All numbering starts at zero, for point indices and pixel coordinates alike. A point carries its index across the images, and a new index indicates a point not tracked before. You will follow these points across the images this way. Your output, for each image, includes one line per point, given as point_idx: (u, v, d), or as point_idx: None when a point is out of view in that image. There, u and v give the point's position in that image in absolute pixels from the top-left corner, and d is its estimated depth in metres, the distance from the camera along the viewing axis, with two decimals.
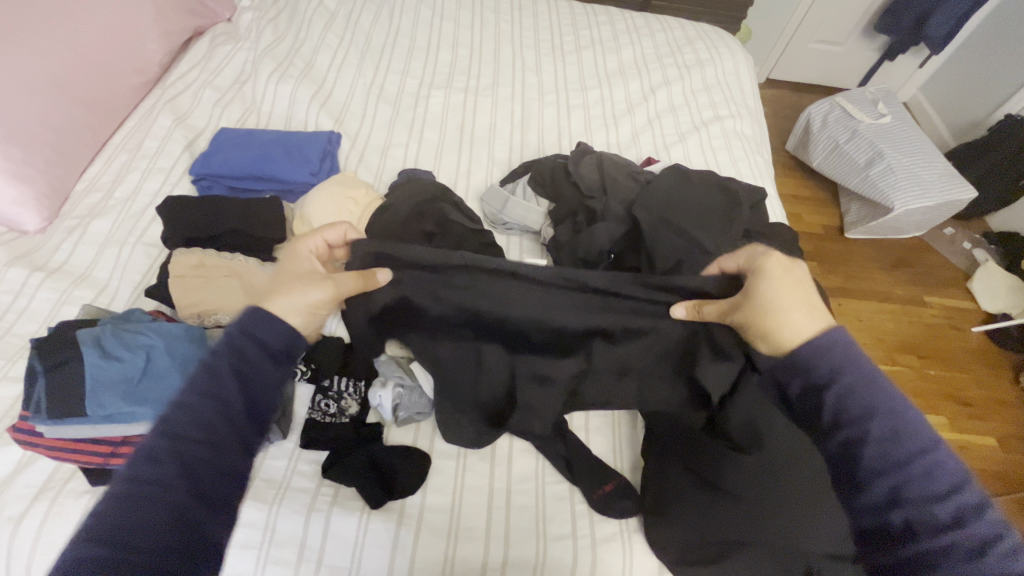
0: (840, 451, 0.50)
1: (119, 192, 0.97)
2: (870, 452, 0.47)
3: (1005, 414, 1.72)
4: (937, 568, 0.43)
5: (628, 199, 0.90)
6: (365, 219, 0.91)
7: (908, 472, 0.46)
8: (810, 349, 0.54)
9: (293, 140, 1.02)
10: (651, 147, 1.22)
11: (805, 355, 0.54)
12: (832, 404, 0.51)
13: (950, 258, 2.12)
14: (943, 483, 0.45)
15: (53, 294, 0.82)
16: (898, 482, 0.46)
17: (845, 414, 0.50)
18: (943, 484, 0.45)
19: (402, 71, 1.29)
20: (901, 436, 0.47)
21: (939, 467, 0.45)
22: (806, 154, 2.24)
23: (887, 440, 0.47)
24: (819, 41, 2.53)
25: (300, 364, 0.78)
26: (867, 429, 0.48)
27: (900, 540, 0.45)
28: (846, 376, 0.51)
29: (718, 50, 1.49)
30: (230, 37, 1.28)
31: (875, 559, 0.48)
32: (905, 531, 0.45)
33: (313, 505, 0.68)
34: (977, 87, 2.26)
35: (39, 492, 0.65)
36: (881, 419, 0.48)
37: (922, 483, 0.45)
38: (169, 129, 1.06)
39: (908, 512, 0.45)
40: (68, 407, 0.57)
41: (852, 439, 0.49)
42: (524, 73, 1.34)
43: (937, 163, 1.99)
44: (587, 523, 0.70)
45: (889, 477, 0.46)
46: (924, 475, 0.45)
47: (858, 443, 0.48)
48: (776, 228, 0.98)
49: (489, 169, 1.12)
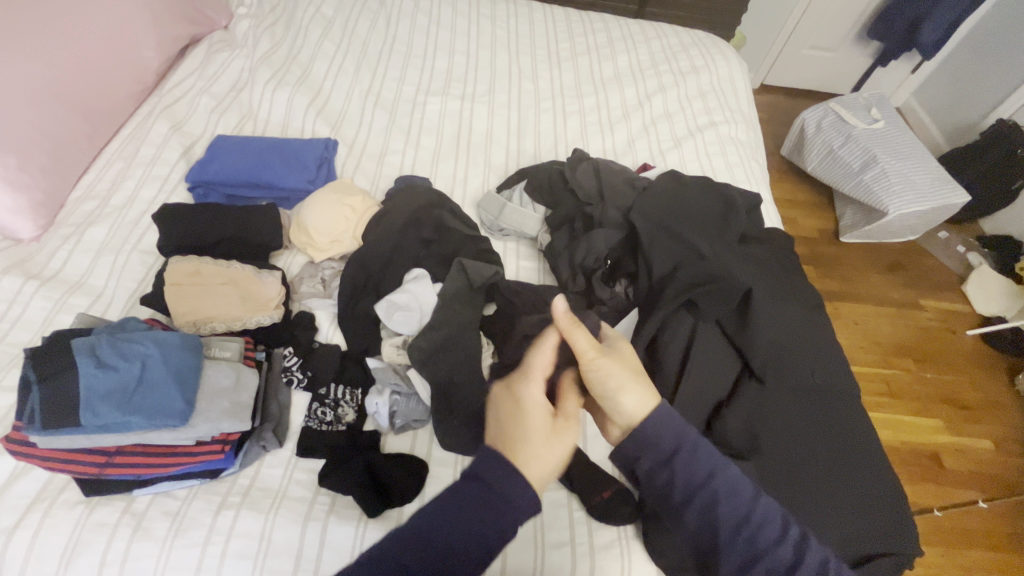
0: (698, 514, 0.54)
1: (115, 199, 0.97)
2: (724, 510, 0.53)
3: (1001, 416, 1.72)
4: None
5: (625, 206, 0.90)
6: (363, 225, 0.91)
7: (751, 526, 0.52)
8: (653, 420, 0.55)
9: (290, 147, 1.02)
10: (647, 153, 1.22)
11: (649, 430, 0.55)
12: (679, 478, 0.54)
13: (945, 261, 2.14)
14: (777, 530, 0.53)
15: (48, 302, 0.82)
16: (745, 544, 0.52)
17: (685, 478, 0.54)
18: (776, 527, 0.53)
19: (399, 78, 1.29)
20: (738, 490, 0.54)
21: (775, 516, 0.53)
22: (801, 159, 2.26)
23: (731, 501, 0.53)
24: (812, 47, 2.56)
25: (297, 372, 0.78)
26: (715, 489, 0.53)
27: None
28: (675, 441, 0.55)
29: (713, 56, 1.50)
30: (227, 45, 1.28)
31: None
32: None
33: (310, 514, 0.67)
34: (969, 92, 2.29)
35: (33, 502, 0.65)
36: (720, 482, 0.54)
37: (762, 535, 0.52)
38: (165, 136, 1.06)
39: (762, 569, 0.51)
40: (63, 417, 0.57)
41: (703, 508, 0.53)
42: (520, 80, 1.35)
43: (930, 167, 2.00)
44: (586, 530, 0.70)
45: (741, 532, 0.52)
46: (765, 524, 0.53)
47: (712, 502, 0.53)
48: (772, 233, 0.99)
49: (486, 175, 1.13)
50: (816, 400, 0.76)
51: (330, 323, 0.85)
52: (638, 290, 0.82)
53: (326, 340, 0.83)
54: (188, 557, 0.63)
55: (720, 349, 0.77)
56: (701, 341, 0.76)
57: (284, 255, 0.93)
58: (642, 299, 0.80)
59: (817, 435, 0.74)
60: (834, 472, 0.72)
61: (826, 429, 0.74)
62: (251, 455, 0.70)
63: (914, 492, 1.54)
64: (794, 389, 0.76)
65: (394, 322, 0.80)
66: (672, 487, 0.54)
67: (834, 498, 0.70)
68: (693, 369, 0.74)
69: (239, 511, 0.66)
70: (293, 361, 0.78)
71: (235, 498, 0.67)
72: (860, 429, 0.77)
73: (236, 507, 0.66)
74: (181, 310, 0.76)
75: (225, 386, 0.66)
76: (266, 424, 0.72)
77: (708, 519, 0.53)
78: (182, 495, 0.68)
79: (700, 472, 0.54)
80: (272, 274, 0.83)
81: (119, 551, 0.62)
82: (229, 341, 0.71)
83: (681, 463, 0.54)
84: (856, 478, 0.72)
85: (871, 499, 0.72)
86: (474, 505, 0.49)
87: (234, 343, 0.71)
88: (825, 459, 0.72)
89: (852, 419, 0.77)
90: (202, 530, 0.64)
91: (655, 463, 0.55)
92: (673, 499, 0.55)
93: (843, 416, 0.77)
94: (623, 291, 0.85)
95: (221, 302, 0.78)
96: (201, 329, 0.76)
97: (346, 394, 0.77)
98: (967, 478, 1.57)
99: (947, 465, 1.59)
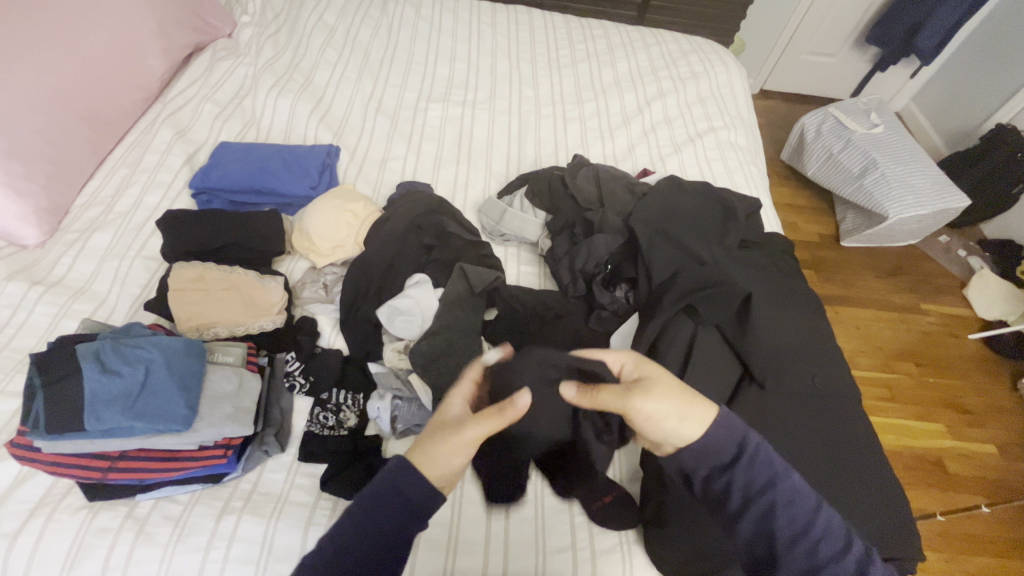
0: (754, 524, 0.52)
1: (120, 206, 0.97)
2: (781, 520, 0.51)
3: (1004, 420, 1.72)
4: None
5: (625, 211, 0.90)
6: (365, 232, 0.92)
7: (810, 539, 0.51)
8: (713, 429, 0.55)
9: (292, 153, 1.03)
10: (647, 158, 1.23)
11: (709, 443, 0.54)
12: (738, 485, 0.53)
13: (946, 265, 2.14)
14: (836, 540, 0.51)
15: (52, 308, 0.82)
16: (806, 555, 0.50)
17: (747, 488, 0.53)
18: (838, 540, 0.51)
19: (400, 85, 1.30)
20: (797, 500, 0.52)
21: (835, 530, 0.51)
22: (801, 164, 2.27)
23: (790, 512, 0.51)
24: (811, 52, 2.57)
25: (298, 377, 0.77)
26: (774, 498, 0.52)
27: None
28: (734, 448, 0.54)
29: (712, 62, 1.51)
30: (231, 53, 1.30)
31: None
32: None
33: (311, 519, 0.67)
34: (968, 97, 2.30)
35: (36, 507, 0.65)
36: (780, 491, 0.52)
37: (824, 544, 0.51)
38: (169, 143, 1.07)
39: None
40: (67, 422, 0.57)
41: (762, 514, 0.52)
42: (521, 86, 1.36)
43: (929, 172, 2.01)
44: (587, 535, 0.70)
45: (798, 542, 0.51)
46: (823, 536, 0.51)
47: (768, 513, 0.52)
48: (771, 238, 0.99)
49: (487, 181, 1.13)
50: (818, 404, 0.77)
51: (333, 328, 0.85)
52: (639, 294, 0.82)
53: (329, 345, 0.84)
54: (190, 562, 0.63)
55: (720, 354, 0.77)
56: (703, 345, 0.76)
57: (286, 260, 0.94)
58: (642, 304, 0.81)
59: (819, 439, 0.74)
60: (837, 476, 0.72)
61: (827, 433, 0.75)
62: (253, 459, 0.71)
63: (917, 497, 1.53)
64: (796, 393, 0.76)
65: (395, 327, 0.81)
66: (730, 493, 0.53)
67: (835, 502, 0.70)
68: (695, 372, 0.73)
69: (241, 516, 0.66)
70: (295, 366, 0.78)
71: (237, 503, 0.68)
72: (862, 433, 0.77)
73: (238, 512, 0.66)
74: (183, 315, 0.77)
75: (228, 391, 0.66)
76: (268, 429, 0.73)
77: (767, 528, 0.52)
78: (185, 500, 0.68)
79: (763, 481, 0.53)
80: (275, 280, 0.84)
81: (121, 556, 0.62)
82: (232, 346, 0.72)
83: (740, 469, 0.53)
84: (858, 483, 0.72)
85: (873, 503, 0.72)
86: (375, 513, 0.50)
87: (237, 348, 0.72)
88: (828, 463, 0.72)
89: (854, 424, 0.77)
90: (204, 535, 0.64)
91: (714, 470, 0.54)
92: (729, 507, 0.54)
93: (845, 421, 0.77)
94: (623, 296, 0.86)
95: (223, 308, 0.78)
96: (204, 334, 0.76)
97: (348, 399, 0.77)
98: (970, 483, 1.57)
99: (950, 470, 1.59)
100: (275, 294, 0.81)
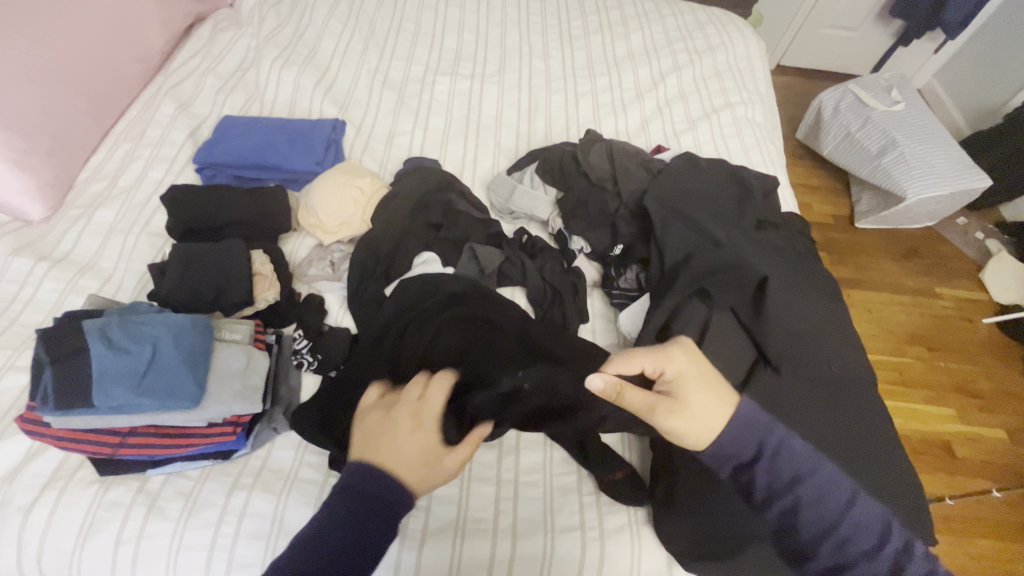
0: (775, 519, 0.53)
1: (123, 180, 0.96)
2: (800, 518, 0.52)
3: (1014, 405, 1.66)
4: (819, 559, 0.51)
5: (639, 190, 0.90)
6: (371, 209, 0.90)
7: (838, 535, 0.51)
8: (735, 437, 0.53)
9: (297, 128, 1.01)
10: (660, 135, 1.19)
11: (728, 440, 0.53)
12: (763, 476, 0.53)
13: (963, 248, 2.05)
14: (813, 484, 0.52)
15: (58, 284, 0.82)
16: (833, 552, 0.51)
17: (773, 488, 0.53)
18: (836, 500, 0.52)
19: (407, 57, 1.27)
20: (823, 500, 0.52)
21: (872, 526, 0.51)
22: (817, 142, 2.19)
23: (816, 511, 0.51)
24: (832, 26, 2.46)
25: (307, 355, 0.77)
26: (796, 498, 0.52)
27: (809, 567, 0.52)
28: (765, 451, 0.53)
29: (730, 34, 1.45)
30: (233, 23, 1.27)
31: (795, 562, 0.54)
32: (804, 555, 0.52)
33: (321, 496, 0.68)
34: (994, 72, 2.19)
35: (48, 482, 0.66)
36: (806, 490, 0.52)
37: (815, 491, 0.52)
38: (172, 117, 1.05)
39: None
40: (76, 399, 0.58)
41: (785, 511, 0.52)
42: (531, 60, 1.31)
43: (951, 150, 1.93)
44: (596, 514, 0.70)
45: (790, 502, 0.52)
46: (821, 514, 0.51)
47: (789, 510, 0.52)
48: (790, 218, 0.94)
49: (496, 157, 1.11)
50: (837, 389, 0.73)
51: (340, 307, 0.84)
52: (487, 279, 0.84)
53: (336, 324, 0.83)
54: (202, 537, 0.63)
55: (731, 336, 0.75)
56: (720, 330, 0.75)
57: (293, 238, 0.93)
58: (653, 285, 0.82)
59: (841, 421, 0.70)
60: None
61: (851, 418, 0.70)
62: (262, 437, 0.71)
63: (926, 481, 1.49)
64: (819, 376, 0.72)
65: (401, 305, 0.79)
66: (755, 485, 0.54)
67: None
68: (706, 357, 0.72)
69: (251, 492, 0.66)
70: (303, 344, 0.78)
71: (247, 479, 0.68)
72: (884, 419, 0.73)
73: (248, 488, 0.67)
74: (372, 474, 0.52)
75: (236, 368, 0.66)
76: (276, 408, 0.73)
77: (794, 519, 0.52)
78: (196, 475, 0.68)
79: (755, 428, 0.54)
80: (264, 256, 0.82)
81: (135, 529, 0.63)
82: (239, 323, 0.71)
83: (761, 466, 0.53)
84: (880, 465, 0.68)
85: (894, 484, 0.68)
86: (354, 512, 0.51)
87: (244, 326, 0.71)
88: None
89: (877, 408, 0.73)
90: (215, 510, 0.65)
91: (736, 466, 0.54)
92: (755, 497, 0.54)
93: (870, 407, 0.72)
94: (634, 277, 0.88)
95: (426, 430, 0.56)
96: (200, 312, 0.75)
97: None
98: (977, 468, 1.52)
99: (959, 454, 1.54)
100: (228, 287, 0.75)
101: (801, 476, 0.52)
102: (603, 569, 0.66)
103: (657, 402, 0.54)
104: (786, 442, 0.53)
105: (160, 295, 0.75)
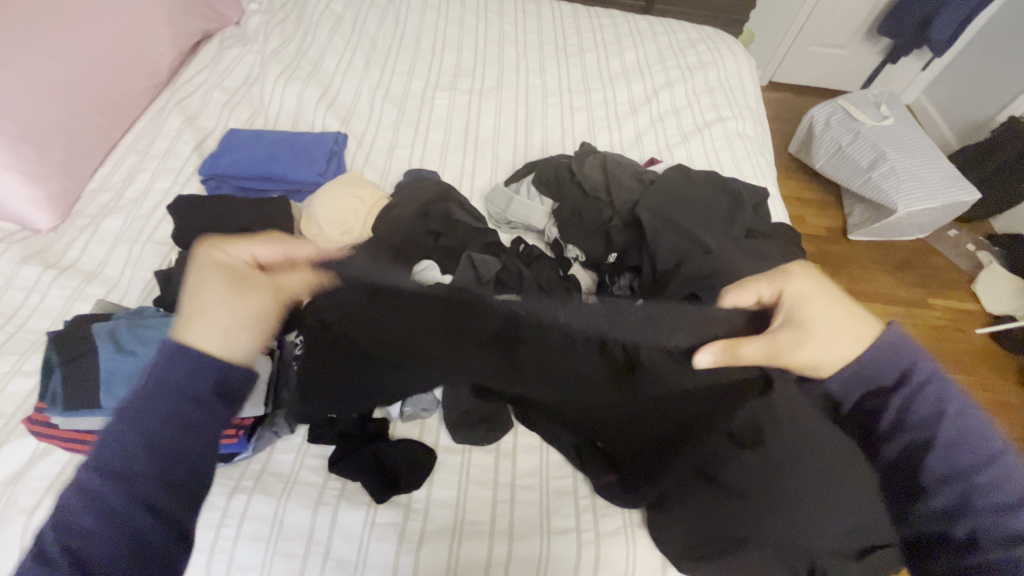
0: (900, 451, 0.55)
1: (131, 191, 0.99)
2: (932, 454, 0.52)
3: (1008, 415, 1.68)
4: (930, 499, 0.51)
5: (633, 200, 0.92)
6: (372, 219, 0.93)
7: (974, 481, 0.49)
8: (878, 356, 0.58)
9: (300, 141, 1.04)
10: (654, 148, 1.23)
11: (871, 363, 0.58)
12: (894, 406, 0.56)
13: (955, 260, 2.08)
14: (952, 427, 0.52)
15: (65, 291, 0.84)
16: (960, 493, 0.49)
17: (904, 419, 0.55)
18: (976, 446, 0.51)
19: (407, 74, 1.30)
20: (965, 443, 0.51)
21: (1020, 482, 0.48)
22: (809, 156, 2.24)
23: (952, 450, 0.51)
24: (822, 44, 2.53)
25: None
26: (928, 430, 0.53)
27: (928, 516, 0.52)
28: (913, 375, 0.56)
29: (721, 52, 1.50)
30: (239, 40, 1.31)
31: (912, 521, 0.54)
32: (923, 489, 0.52)
33: (321, 499, 0.69)
34: (981, 88, 2.25)
35: (51, 485, 0.66)
36: (947, 426, 0.52)
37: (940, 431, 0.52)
38: (179, 130, 1.08)
39: (972, 525, 0.48)
40: (83, 400, 0.59)
41: (911, 442, 0.54)
42: (528, 76, 1.35)
43: (940, 164, 1.97)
44: (591, 517, 0.71)
45: (910, 437, 0.54)
46: (954, 452, 0.51)
47: (919, 445, 0.53)
48: (779, 228, 0.97)
49: (494, 169, 1.14)
50: None
51: None
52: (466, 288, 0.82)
53: None
54: (202, 539, 0.64)
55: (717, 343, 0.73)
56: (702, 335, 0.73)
57: None
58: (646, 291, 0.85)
59: None
60: None
61: None
62: (264, 440, 0.72)
63: None
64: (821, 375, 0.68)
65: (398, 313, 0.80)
66: (883, 413, 0.57)
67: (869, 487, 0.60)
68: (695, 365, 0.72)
69: (251, 495, 0.68)
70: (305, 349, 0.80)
71: (248, 482, 0.69)
72: None
73: (249, 491, 0.68)
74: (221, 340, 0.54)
75: None
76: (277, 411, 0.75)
77: (921, 454, 0.53)
78: None
79: (901, 355, 0.57)
80: None
81: None
82: None
83: (901, 395, 0.56)
84: None
85: None
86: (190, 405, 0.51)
87: None
88: None
89: None
90: (217, 512, 0.66)
91: (865, 392, 0.59)
92: (881, 424, 0.57)
93: None
94: (627, 284, 0.90)
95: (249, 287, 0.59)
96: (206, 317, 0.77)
97: None
98: None
99: None
100: None
101: (939, 414, 0.53)
102: (598, 570, 0.67)
103: (775, 348, 0.64)
104: (932, 380, 0.55)
105: (166, 302, 0.77)
